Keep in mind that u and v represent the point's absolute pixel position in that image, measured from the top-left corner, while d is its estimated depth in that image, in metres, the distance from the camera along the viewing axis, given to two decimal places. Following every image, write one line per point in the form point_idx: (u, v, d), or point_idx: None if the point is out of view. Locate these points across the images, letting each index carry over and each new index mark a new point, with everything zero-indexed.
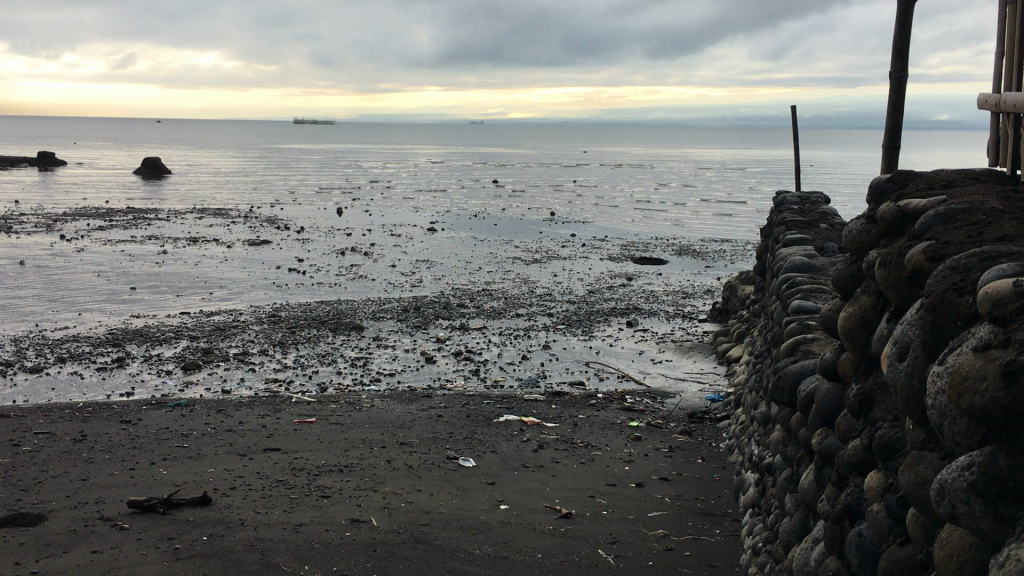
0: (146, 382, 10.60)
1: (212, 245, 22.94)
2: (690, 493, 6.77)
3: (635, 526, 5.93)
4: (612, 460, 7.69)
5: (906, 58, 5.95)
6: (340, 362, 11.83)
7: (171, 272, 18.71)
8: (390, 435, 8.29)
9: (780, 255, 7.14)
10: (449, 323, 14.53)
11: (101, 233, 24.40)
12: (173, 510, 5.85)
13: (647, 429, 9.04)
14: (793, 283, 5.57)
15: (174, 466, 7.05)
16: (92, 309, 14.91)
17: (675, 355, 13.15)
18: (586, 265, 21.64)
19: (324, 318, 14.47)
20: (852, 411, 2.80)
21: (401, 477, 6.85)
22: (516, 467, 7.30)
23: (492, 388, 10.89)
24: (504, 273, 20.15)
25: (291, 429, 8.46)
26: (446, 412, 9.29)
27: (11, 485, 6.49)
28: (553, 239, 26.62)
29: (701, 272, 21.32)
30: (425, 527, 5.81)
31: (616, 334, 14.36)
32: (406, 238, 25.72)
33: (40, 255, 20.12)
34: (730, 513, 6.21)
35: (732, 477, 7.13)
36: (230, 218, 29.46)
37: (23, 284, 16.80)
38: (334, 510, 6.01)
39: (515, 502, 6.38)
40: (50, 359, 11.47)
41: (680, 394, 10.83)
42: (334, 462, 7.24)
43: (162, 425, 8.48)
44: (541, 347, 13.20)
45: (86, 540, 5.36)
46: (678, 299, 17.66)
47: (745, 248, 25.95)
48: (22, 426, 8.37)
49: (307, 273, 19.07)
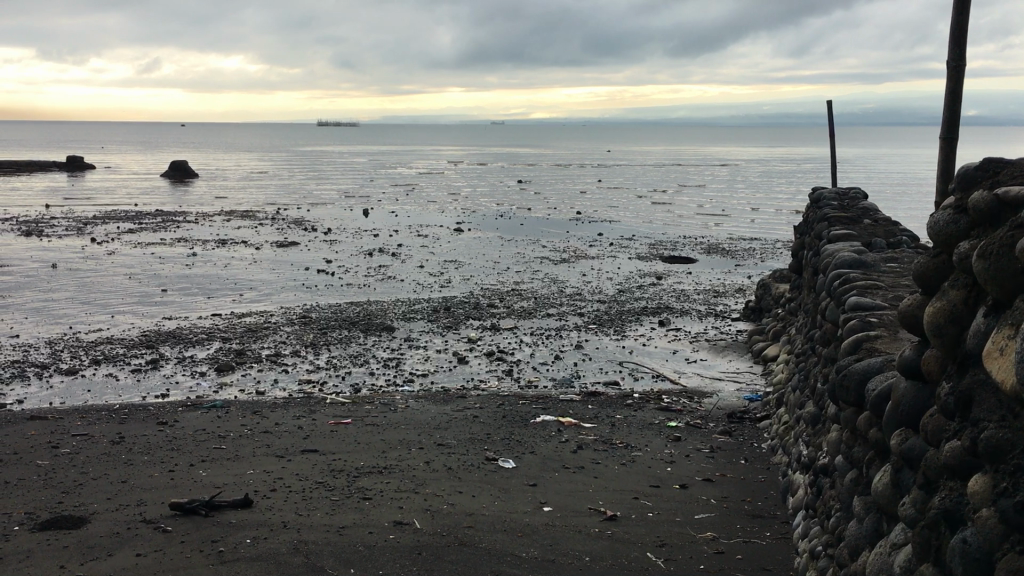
0: (180, 384, 10.59)
1: (240, 247, 23.02)
2: (737, 494, 6.64)
3: (684, 529, 5.81)
4: (654, 461, 7.57)
5: (963, 47, 5.84)
6: (372, 363, 11.77)
7: (200, 274, 18.78)
8: (428, 436, 8.21)
9: (828, 250, 6.92)
10: (480, 323, 14.43)
11: (131, 236, 24.61)
12: (215, 513, 5.80)
13: (686, 429, 8.90)
14: (846, 279, 5.44)
15: (212, 468, 7.00)
16: (125, 311, 14.98)
17: (710, 354, 12.96)
18: (615, 264, 21.49)
19: (355, 318, 14.44)
20: (947, 411, 2.69)
21: (442, 479, 6.77)
22: (557, 468, 7.21)
23: (527, 388, 10.78)
24: (533, 273, 20.00)
25: (327, 430, 8.40)
26: (482, 413, 9.20)
27: (51, 487, 6.47)
28: (581, 239, 26.45)
29: (731, 270, 21.07)
30: (469, 529, 5.72)
31: (649, 334, 14.19)
32: (433, 239, 25.67)
33: (72, 258, 20.29)
34: (780, 515, 6.08)
35: (778, 478, 6.99)
36: (257, 220, 29.60)
37: (56, 287, 16.93)
38: (376, 512, 5.94)
39: (558, 504, 6.27)
40: (85, 361, 11.52)
41: (717, 394, 10.67)
42: (373, 463, 7.18)
43: (199, 427, 8.47)
44: (574, 347, 13.10)
45: (130, 543, 5.31)
46: (711, 298, 17.43)
47: (775, 246, 25.58)
48: (60, 428, 8.38)
49: (336, 275, 19.06)
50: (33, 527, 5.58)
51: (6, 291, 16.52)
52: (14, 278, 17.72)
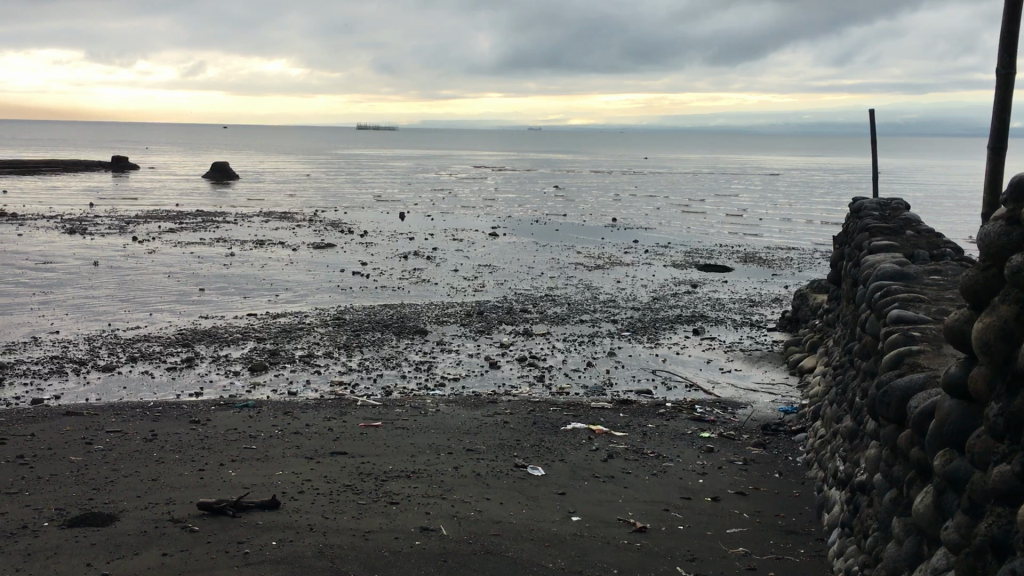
0: (214, 383, 10.66)
1: (277, 248, 23.22)
2: (770, 509, 6.51)
3: (716, 543, 5.70)
4: (686, 472, 7.45)
5: (1011, 54, 5.70)
6: (404, 366, 11.77)
7: (237, 274, 18.95)
8: (457, 441, 8.17)
9: (868, 261, 6.76)
10: (513, 328, 14.37)
11: (171, 235, 24.92)
12: (242, 513, 5.80)
13: (720, 440, 8.76)
14: (886, 291, 5.29)
15: (242, 468, 7.01)
16: (163, 309, 15.15)
17: (745, 364, 12.78)
18: (650, 272, 21.34)
19: (388, 321, 14.46)
20: (996, 433, 2.59)
21: (470, 485, 6.71)
22: (586, 477, 7.12)
23: (558, 395, 10.70)
24: (567, 279, 19.90)
25: (357, 432, 8.39)
26: (512, 419, 9.14)
27: (83, 483, 6.51)
28: (616, 245, 26.33)
29: (768, 280, 20.84)
30: (496, 537, 5.65)
31: (683, 342, 14.02)
32: (468, 243, 25.69)
33: (112, 256, 20.57)
34: (814, 531, 5.95)
35: (813, 493, 6.84)
36: (295, 221, 29.85)
37: (96, 284, 17.16)
38: (402, 517, 5.90)
39: (587, 514, 6.18)
40: (121, 358, 11.63)
41: (752, 405, 10.50)
42: (401, 467, 7.15)
43: (231, 426, 8.50)
44: (607, 354, 12.99)
45: (157, 543, 5.32)
46: (747, 307, 17.21)
47: (813, 256, 25.26)
48: (94, 424, 8.46)
49: (371, 277, 19.13)
50: (62, 523, 5.61)
51: (47, 287, 16.80)
52: (56, 275, 18.01)
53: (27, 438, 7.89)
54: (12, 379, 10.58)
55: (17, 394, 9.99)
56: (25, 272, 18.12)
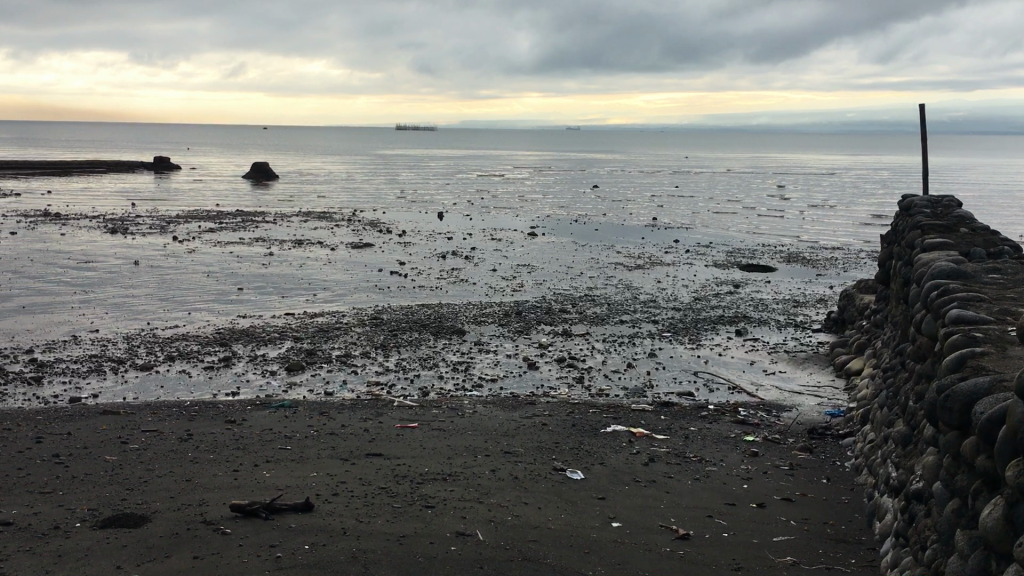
0: (250, 382, 10.61)
1: (315, 247, 23.26)
2: (819, 516, 6.26)
3: (762, 552, 5.48)
4: (729, 477, 7.21)
5: None
6: (441, 366, 11.65)
7: (276, 273, 19.00)
8: (495, 444, 8.01)
9: (921, 260, 6.47)
10: (552, 329, 14.19)
11: (212, 235, 25.11)
12: (275, 516, 5.69)
13: (764, 444, 8.50)
14: (944, 290, 5.02)
15: (276, 469, 6.92)
16: (202, 309, 15.20)
17: (790, 366, 12.45)
18: (691, 272, 21.01)
19: (425, 321, 14.36)
20: None
21: (507, 488, 6.55)
22: (627, 481, 6.92)
23: (598, 397, 10.50)
24: (606, 279, 19.65)
25: (393, 433, 8.28)
26: (551, 421, 8.96)
27: (117, 483, 6.47)
28: (656, 245, 26.00)
29: (813, 280, 20.40)
30: (533, 543, 5.49)
31: (725, 343, 13.73)
32: (506, 242, 25.53)
33: (153, 256, 20.73)
34: (866, 541, 5.69)
35: (863, 500, 6.58)
36: (334, 221, 29.93)
37: (137, 283, 17.29)
38: (438, 521, 5.76)
39: (627, 519, 5.99)
40: (159, 357, 11.66)
41: (797, 408, 10.21)
42: (437, 470, 7.00)
43: (266, 426, 8.43)
44: (647, 355, 12.76)
45: (188, 545, 5.23)
46: (790, 308, 16.84)
47: (859, 256, 24.70)
48: (131, 423, 8.43)
49: (408, 277, 19.06)
50: (94, 524, 5.55)
51: (88, 286, 16.97)
52: (98, 274, 18.19)
53: (63, 437, 7.88)
54: (51, 377, 10.63)
55: (55, 392, 10.02)
56: (68, 272, 18.31)
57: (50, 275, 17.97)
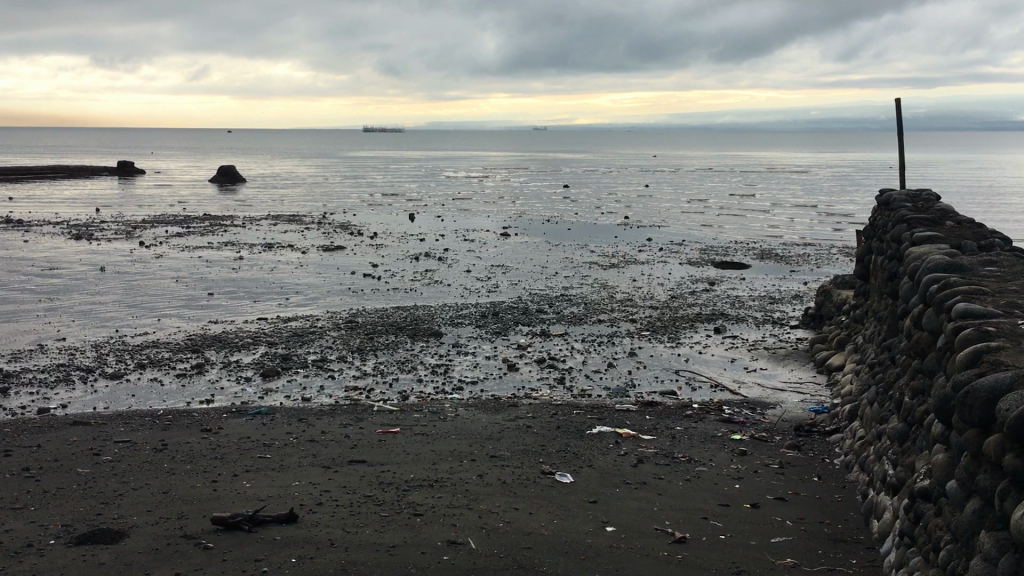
0: (225, 389, 10.36)
1: (286, 251, 22.93)
2: (814, 515, 6.16)
3: (761, 554, 5.36)
4: (720, 477, 7.10)
5: None
6: (421, 369, 11.45)
7: (247, 277, 18.68)
8: (480, 447, 7.85)
9: (913, 253, 6.38)
10: (530, 329, 14.04)
11: (180, 240, 24.65)
12: (259, 528, 5.48)
13: (752, 442, 8.40)
14: (946, 284, 4.92)
15: (257, 479, 6.70)
16: (172, 314, 14.88)
17: (770, 364, 12.39)
18: (666, 270, 20.99)
19: (401, 323, 14.15)
20: None
21: (496, 494, 6.39)
22: (618, 484, 6.78)
23: (580, 397, 10.37)
24: (582, 278, 19.54)
25: (375, 439, 8.07)
26: (535, 423, 8.80)
27: (90, 498, 6.21)
28: (630, 244, 25.95)
29: (786, 276, 20.46)
30: (527, 550, 5.33)
31: (705, 341, 13.67)
32: (479, 243, 25.37)
33: (120, 262, 20.30)
34: (864, 540, 5.60)
35: (856, 498, 6.50)
36: (304, 224, 29.57)
37: (105, 290, 16.90)
38: (427, 530, 5.58)
39: (622, 524, 5.85)
40: (130, 365, 11.35)
41: (781, 405, 10.15)
42: (423, 476, 6.82)
43: (243, 435, 8.19)
44: (627, 354, 12.64)
45: (169, 561, 5.01)
46: (766, 304, 16.83)
47: (830, 252, 24.83)
48: (103, 434, 8.16)
49: (382, 279, 18.83)
50: (69, 541, 5.31)
51: (54, 293, 16.55)
52: (64, 281, 17.76)
53: (32, 450, 7.60)
54: (18, 388, 10.29)
55: (22, 403, 9.70)
56: (33, 280, 17.86)
57: (14, 283, 17.52)
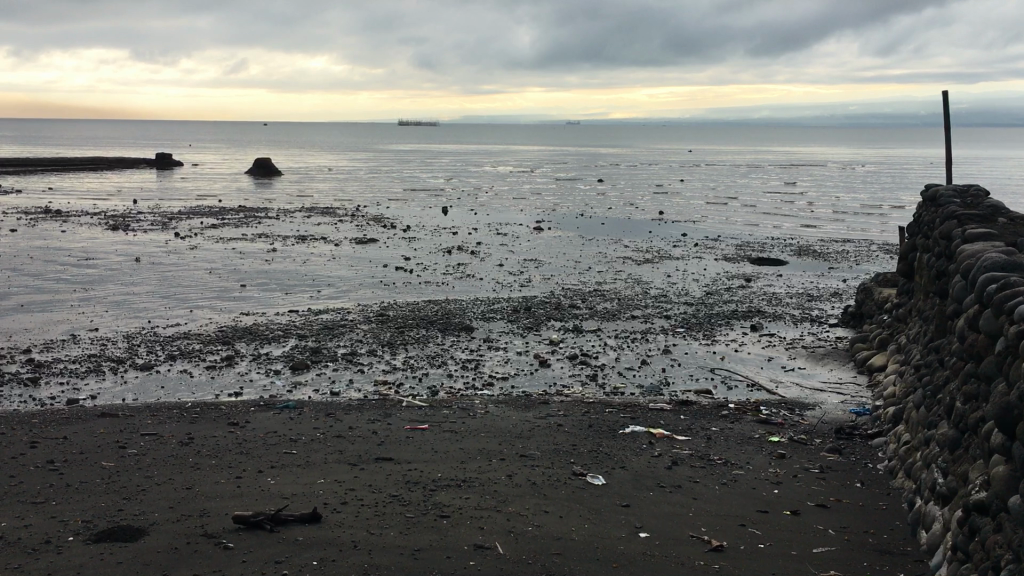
0: (254, 382, 10.26)
1: (319, 243, 22.90)
2: (857, 524, 5.89)
3: (802, 566, 5.12)
4: (758, 482, 6.84)
5: None
6: (451, 364, 11.28)
7: (279, 269, 18.65)
8: (509, 446, 7.64)
9: (967, 251, 6.06)
10: (562, 325, 13.83)
11: (213, 231, 24.69)
12: (281, 528, 5.34)
13: (790, 445, 8.12)
14: (1006, 284, 4.64)
15: (282, 475, 6.58)
16: (204, 305, 14.87)
17: (809, 363, 12.06)
18: (700, 265, 20.64)
19: (432, 317, 13.98)
20: None
21: (526, 496, 6.19)
22: (651, 486, 6.55)
23: (613, 395, 10.11)
24: (615, 273, 19.29)
25: (403, 436, 7.91)
26: (567, 422, 8.60)
27: (113, 492, 6.11)
28: (665, 239, 25.58)
29: (824, 273, 20.02)
30: (556, 557, 5.14)
31: (740, 339, 13.35)
32: (512, 237, 25.19)
33: (155, 253, 20.38)
34: (912, 552, 5.33)
35: (902, 506, 6.22)
36: (337, 216, 29.53)
37: (139, 281, 16.93)
38: (453, 533, 5.39)
39: (655, 529, 5.62)
40: (160, 356, 11.31)
41: (820, 406, 9.83)
42: (450, 475, 6.65)
43: (270, 429, 8.08)
44: (661, 351, 12.37)
45: (188, 561, 4.89)
46: (804, 302, 16.45)
47: (870, 249, 24.27)
48: (129, 426, 8.09)
49: (414, 272, 18.71)
50: (88, 538, 5.20)
51: (89, 284, 16.58)
52: (99, 271, 17.85)
53: (59, 442, 7.53)
54: (49, 378, 10.28)
55: (52, 394, 9.68)
56: (68, 269, 17.96)
57: (50, 272, 17.62)
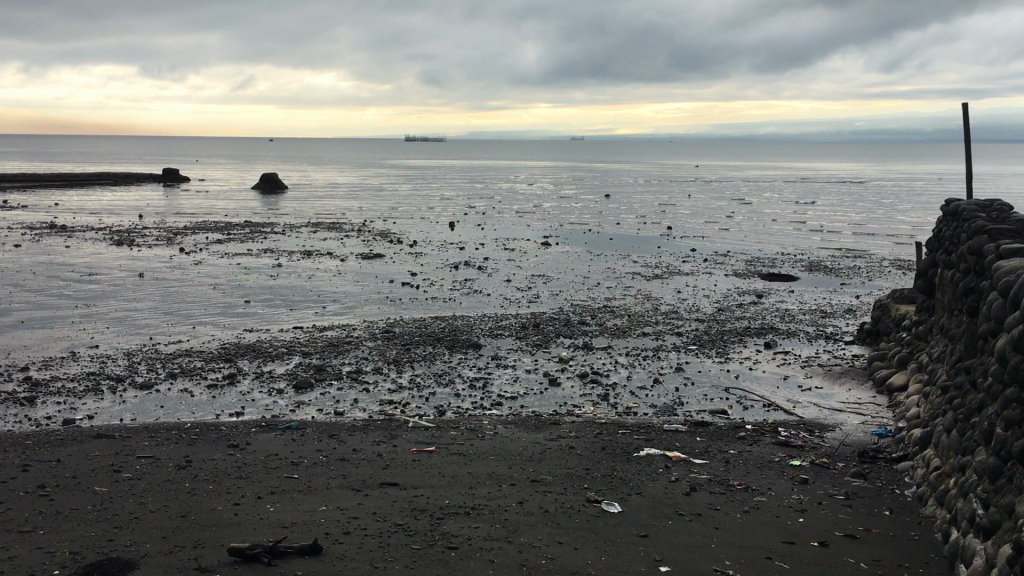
0: (256, 401, 9.97)
1: (325, 258, 22.66)
2: (890, 557, 5.57)
3: None
4: (782, 509, 6.51)
5: None
6: (458, 383, 10.98)
7: (284, 285, 18.40)
8: (520, 470, 7.33)
9: (1004, 267, 5.75)
10: (572, 342, 13.51)
11: (218, 246, 24.46)
12: (280, 561, 5.04)
13: (812, 469, 7.78)
14: None
15: (283, 502, 6.27)
16: (206, 322, 14.58)
17: (825, 381, 11.73)
18: (710, 281, 20.31)
19: (439, 334, 13.67)
20: None
21: (539, 525, 5.87)
22: (669, 514, 6.24)
23: (626, 416, 9.80)
24: (624, 289, 18.98)
25: (409, 459, 7.61)
26: (579, 444, 8.28)
27: (105, 520, 5.82)
28: (673, 254, 25.26)
29: (837, 289, 19.67)
30: None
31: (755, 356, 13.03)
32: (519, 252, 24.90)
33: (159, 268, 20.12)
34: None
35: (936, 536, 5.90)
36: (343, 232, 29.27)
37: (142, 297, 16.67)
38: (463, 567, 5.10)
39: (677, 563, 5.32)
40: (160, 374, 11.03)
41: (841, 427, 9.48)
42: (459, 502, 6.33)
43: (272, 451, 7.78)
44: (673, 369, 12.05)
45: None
46: (819, 318, 16.13)
47: (882, 265, 23.89)
48: (126, 449, 7.79)
49: (420, 288, 18.43)
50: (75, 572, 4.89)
51: (92, 299, 16.37)
52: (102, 287, 17.60)
53: (51, 465, 7.24)
54: (46, 398, 9.99)
55: (48, 414, 9.40)
56: (71, 285, 17.72)
57: (53, 288, 17.38)
